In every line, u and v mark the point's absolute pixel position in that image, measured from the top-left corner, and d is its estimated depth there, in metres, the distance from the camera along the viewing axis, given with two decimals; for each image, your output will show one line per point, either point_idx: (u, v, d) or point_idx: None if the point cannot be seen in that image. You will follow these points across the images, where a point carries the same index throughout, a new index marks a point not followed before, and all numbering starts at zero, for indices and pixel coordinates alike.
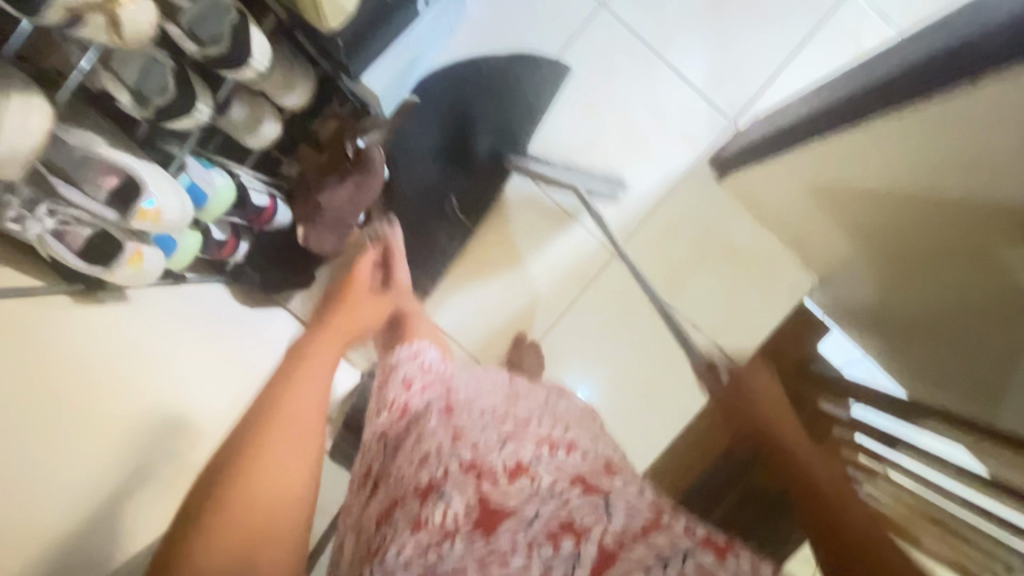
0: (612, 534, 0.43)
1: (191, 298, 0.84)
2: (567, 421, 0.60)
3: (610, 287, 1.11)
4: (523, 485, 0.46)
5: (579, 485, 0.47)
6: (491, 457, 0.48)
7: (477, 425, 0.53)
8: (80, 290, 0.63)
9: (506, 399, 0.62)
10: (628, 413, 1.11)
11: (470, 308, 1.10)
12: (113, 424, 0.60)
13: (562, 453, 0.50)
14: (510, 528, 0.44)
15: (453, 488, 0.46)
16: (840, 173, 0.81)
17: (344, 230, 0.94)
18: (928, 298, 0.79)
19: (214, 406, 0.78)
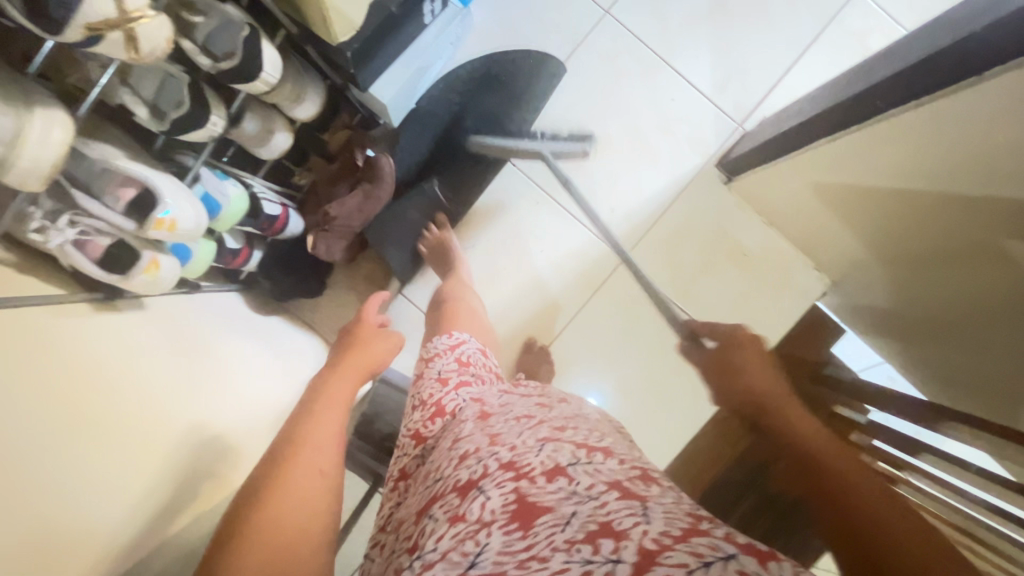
0: (652, 536, 0.38)
1: (205, 304, 0.86)
2: (601, 429, 0.59)
3: (619, 292, 1.11)
4: (561, 485, 0.44)
5: (616, 489, 0.44)
6: (530, 458, 0.47)
7: (513, 429, 0.54)
8: (101, 298, 0.65)
9: (539, 406, 0.61)
10: (639, 418, 1.10)
11: None
12: (163, 435, 0.62)
13: (599, 458, 0.48)
14: (547, 524, 0.41)
15: (493, 486, 0.45)
16: (851, 176, 0.80)
17: (353, 238, 0.95)
18: (941, 298, 0.78)
19: (242, 419, 0.78)
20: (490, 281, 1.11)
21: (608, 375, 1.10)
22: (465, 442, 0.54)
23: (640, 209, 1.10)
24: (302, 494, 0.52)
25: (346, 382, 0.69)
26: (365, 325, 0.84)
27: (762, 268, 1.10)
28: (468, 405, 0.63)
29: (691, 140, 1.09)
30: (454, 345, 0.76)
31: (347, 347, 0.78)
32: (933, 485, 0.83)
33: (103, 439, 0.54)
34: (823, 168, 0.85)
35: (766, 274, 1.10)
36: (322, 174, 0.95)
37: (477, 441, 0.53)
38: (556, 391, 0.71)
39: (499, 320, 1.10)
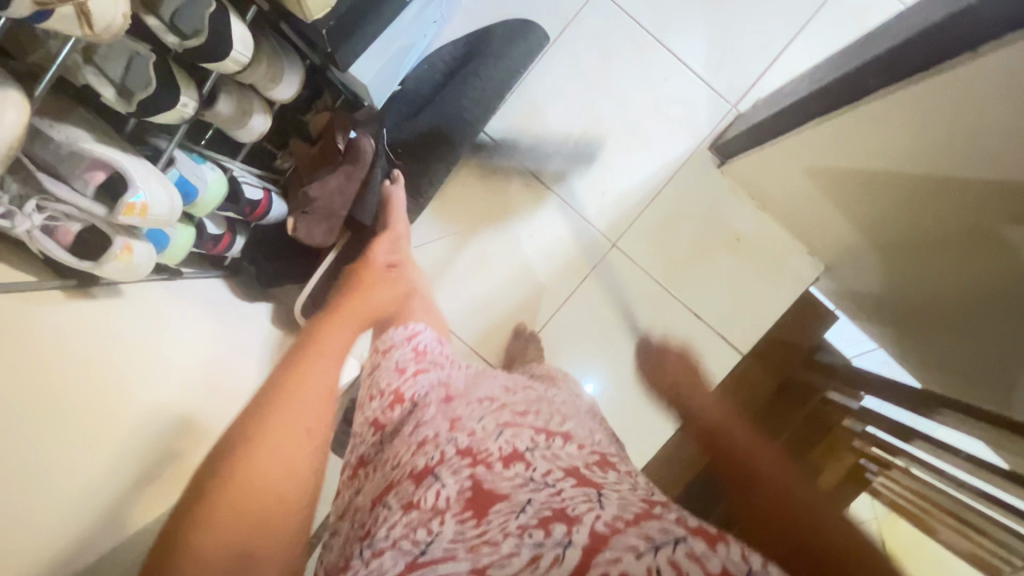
0: (605, 521, 0.39)
1: (187, 292, 0.84)
2: (565, 413, 0.60)
3: (609, 277, 1.09)
4: (518, 471, 0.46)
5: (572, 476, 0.45)
6: (488, 444, 0.49)
7: (475, 413, 0.55)
8: (74, 285, 0.64)
9: (503, 390, 0.62)
10: (629, 404, 1.10)
11: (472, 303, 1.09)
12: (125, 423, 0.61)
13: (558, 442, 0.50)
14: (501, 511, 0.42)
15: (449, 474, 0.46)
16: (845, 159, 0.78)
17: (336, 222, 0.93)
18: (933, 284, 0.77)
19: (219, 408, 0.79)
20: (463, 274, 1.09)
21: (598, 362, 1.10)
22: (426, 428, 0.55)
23: (632, 193, 1.08)
24: (280, 458, 0.50)
25: (345, 333, 0.68)
26: (371, 266, 0.89)
27: (755, 253, 1.08)
28: (433, 390, 0.62)
29: (684, 122, 1.06)
30: (412, 335, 0.74)
31: (341, 300, 0.77)
32: (925, 470, 0.83)
33: (70, 427, 0.54)
34: (815, 150, 0.82)
35: (759, 259, 1.08)
36: (302, 157, 0.91)
37: (437, 426, 0.54)
38: (523, 377, 0.71)
39: (487, 306, 1.09)
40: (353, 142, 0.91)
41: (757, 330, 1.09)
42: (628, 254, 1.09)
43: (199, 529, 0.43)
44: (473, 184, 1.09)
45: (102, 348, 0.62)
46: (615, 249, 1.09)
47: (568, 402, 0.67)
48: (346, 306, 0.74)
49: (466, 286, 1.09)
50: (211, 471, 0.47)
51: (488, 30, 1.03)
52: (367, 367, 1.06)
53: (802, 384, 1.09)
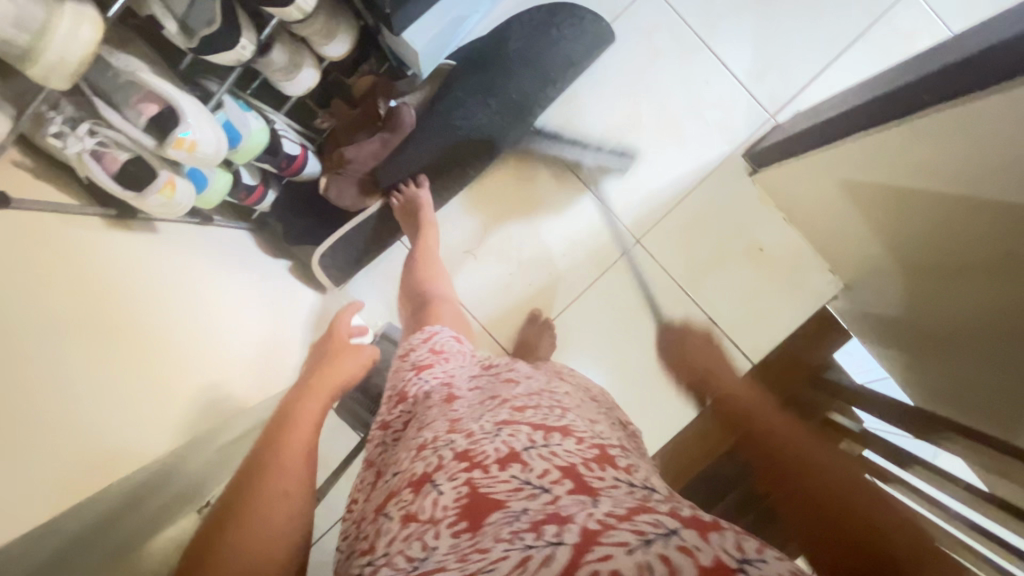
0: (597, 518, 0.39)
1: (217, 239, 0.85)
2: (565, 406, 0.60)
3: (631, 272, 1.09)
4: (513, 473, 0.46)
5: (568, 479, 0.45)
6: (485, 446, 0.49)
7: (474, 414, 0.55)
8: (114, 215, 0.65)
9: (503, 384, 0.62)
10: (635, 402, 1.10)
11: (492, 284, 1.10)
12: (177, 384, 0.62)
13: (557, 439, 0.50)
14: (495, 522, 0.42)
15: (446, 481, 0.47)
16: (887, 176, 0.77)
17: (366, 184, 0.95)
18: (952, 308, 0.77)
19: (257, 373, 0.78)
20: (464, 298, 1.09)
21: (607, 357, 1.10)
22: (426, 431, 0.56)
23: (661, 193, 1.08)
24: (262, 516, 0.49)
25: (318, 399, 0.67)
26: (337, 341, 0.84)
27: (776, 264, 1.08)
28: (435, 390, 0.64)
29: (720, 128, 1.07)
30: (429, 337, 0.76)
31: (312, 372, 0.74)
32: (915, 494, 0.83)
33: (102, 359, 0.54)
34: (856, 163, 0.82)
35: (777, 270, 1.08)
36: (342, 119, 0.92)
37: (437, 430, 0.55)
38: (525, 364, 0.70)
39: (506, 291, 1.10)
40: (394, 110, 0.91)
41: (771, 341, 1.09)
42: (651, 251, 1.08)
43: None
44: (511, 191, 1.09)
45: (146, 300, 0.62)
46: (637, 246, 1.09)
47: (572, 393, 0.67)
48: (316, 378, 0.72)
49: (485, 271, 1.10)
50: (206, 532, 0.48)
51: (577, 10, 1.01)
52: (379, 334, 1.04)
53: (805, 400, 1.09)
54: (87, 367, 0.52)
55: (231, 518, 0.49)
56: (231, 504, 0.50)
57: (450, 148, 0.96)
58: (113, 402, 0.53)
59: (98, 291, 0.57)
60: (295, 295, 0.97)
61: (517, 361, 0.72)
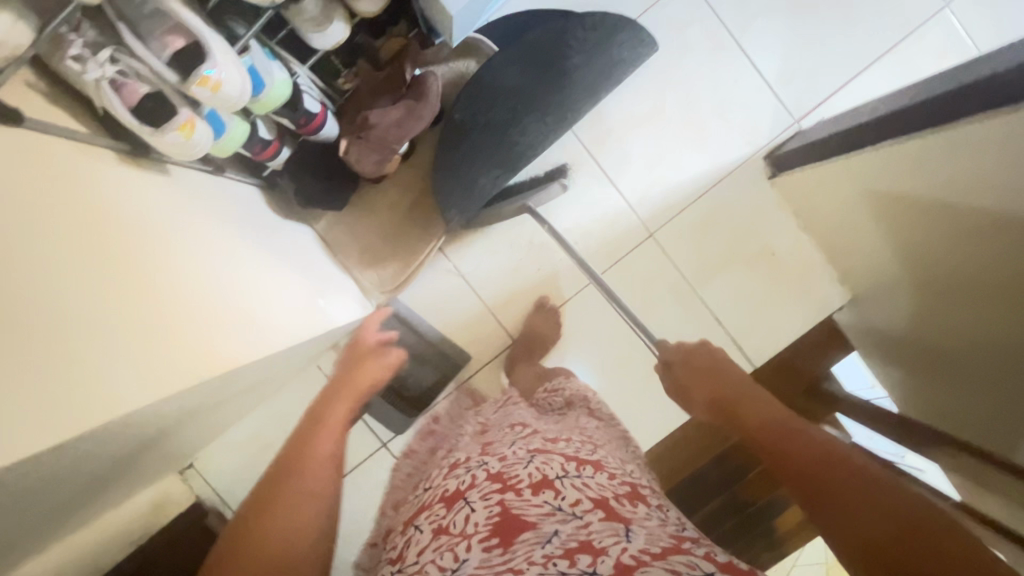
0: (631, 553, 0.45)
1: (227, 191, 0.83)
2: (595, 441, 0.67)
3: (641, 266, 1.07)
4: (546, 498, 0.52)
5: (601, 510, 0.51)
6: (519, 471, 0.55)
7: (509, 442, 0.63)
8: (127, 150, 0.63)
9: (538, 419, 0.71)
10: (633, 397, 1.09)
11: (500, 268, 1.09)
12: (174, 329, 0.59)
13: (588, 473, 0.56)
14: (526, 541, 0.47)
15: (478, 498, 0.53)
16: (904, 185, 0.77)
17: (388, 153, 0.90)
18: (959, 326, 0.77)
19: (266, 336, 0.75)
20: (463, 291, 1.09)
21: (608, 350, 1.09)
22: (461, 454, 0.65)
23: (679, 189, 1.07)
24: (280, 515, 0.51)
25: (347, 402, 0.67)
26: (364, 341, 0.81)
27: (788, 269, 1.06)
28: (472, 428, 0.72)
29: (744, 129, 1.06)
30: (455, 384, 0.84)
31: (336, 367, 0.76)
32: None
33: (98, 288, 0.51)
34: (875, 171, 0.82)
35: (789, 277, 1.06)
36: (366, 80, 0.90)
37: (470, 453, 0.64)
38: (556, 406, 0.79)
39: (519, 277, 1.09)
40: (419, 78, 0.90)
41: (775, 346, 1.08)
42: (664, 247, 1.07)
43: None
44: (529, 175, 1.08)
45: (171, 268, 0.61)
46: (650, 240, 1.07)
47: (601, 430, 0.73)
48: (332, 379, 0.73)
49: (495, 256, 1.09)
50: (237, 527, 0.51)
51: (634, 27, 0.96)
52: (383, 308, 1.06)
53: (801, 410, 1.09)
54: (83, 292, 0.50)
55: (257, 525, 0.50)
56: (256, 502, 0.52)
57: (484, 151, 0.95)
58: (106, 332, 0.51)
59: (112, 241, 0.55)
60: (302, 258, 0.95)
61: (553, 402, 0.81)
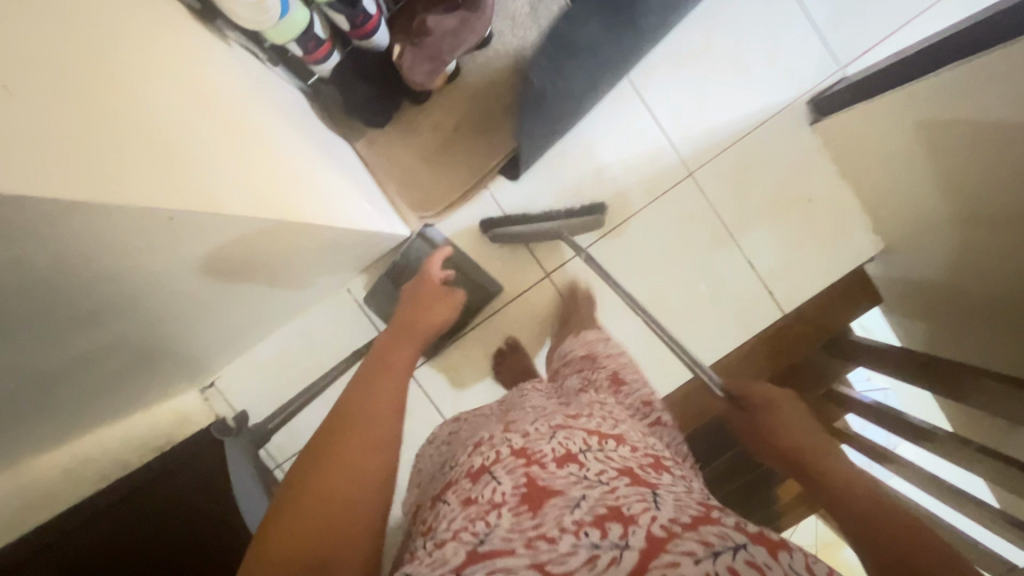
0: (662, 524, 0.41)
1: (277, 84, 0.81)
2: (619, 416, 0.63)
3: (676, 206, 1.07)
4: (571, 471, 0.49)
5: (626, 477, 0.48)
6: (542, 447, 0.52)
7: (529, 421, 0.58)
8: (197, 9, 0.64)
9: (557, 402, 0.67)
10: (658, 337, 1.09)
11: (530, 200, 1.08)
12: (220, 156, 0.56)
13: (610, 447, 0.54)
14: (556, 506, 0.44)
15: (504, 473, 0.49)
16: (945, 112, 0.77)
17: (439, 65, 0.89)
18: (994, 256, 0.77)
19: (316, 211, 0.72)
20: (500, 224, 1.08)
21: (636, 289, 1.08)
22: (486, 432, 0.60)
23: (721, 131, 1.07)
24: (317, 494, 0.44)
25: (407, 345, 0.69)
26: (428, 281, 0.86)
27: (823, 215, 1.06)
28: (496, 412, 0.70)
29: (788, 74, 1.06)
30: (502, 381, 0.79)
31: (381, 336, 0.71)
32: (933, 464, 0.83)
33: (151, 87, 0.50)
34: (918, 103, 0.82)
35: (824, 224, 1.06)
36: None
37: (494, 432, 0.59)
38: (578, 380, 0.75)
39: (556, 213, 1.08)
40: None
41: (807, 293, 1.08)
42: (702, 187, 1.07)
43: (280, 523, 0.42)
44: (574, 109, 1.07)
45: (235, 123, 0.62)
46: (688, 180, 1.07)
47: (629, 404, 0.70)
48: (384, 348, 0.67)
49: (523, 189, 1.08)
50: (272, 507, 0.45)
51: None
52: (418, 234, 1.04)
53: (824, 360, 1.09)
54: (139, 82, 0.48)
55: (314, 469, 0.46)
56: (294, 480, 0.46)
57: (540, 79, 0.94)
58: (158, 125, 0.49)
59: (163, 58, 0.53)
60: (343, 166, 0.92)
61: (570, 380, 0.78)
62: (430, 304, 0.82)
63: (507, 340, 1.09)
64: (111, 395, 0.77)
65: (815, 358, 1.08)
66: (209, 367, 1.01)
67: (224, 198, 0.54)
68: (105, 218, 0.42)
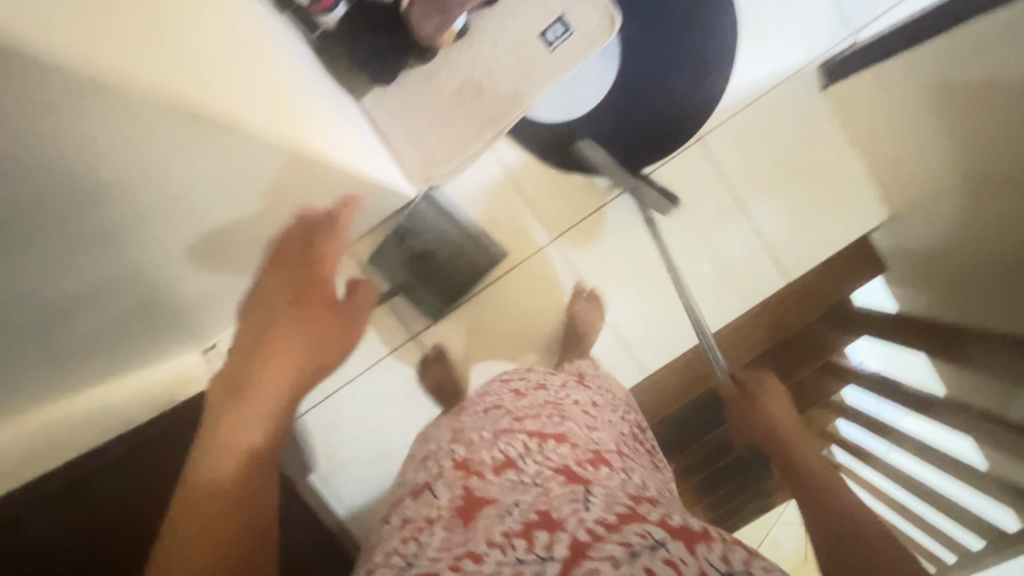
0: (586, 528, 0.47)
1: (273, 31, 0.81)
2: (564, 410, 0.76)
3: (684, 171, 1.07)
4: (506, 476, 0.61)
5: (562, 477, 0.59)
6: (483, 455, 0.65)
7: (477, 424, 0.74)
8: None
9: (511, 395, 0.79)
10: (658, 303, 1.10)
11: (536, 172, 1.07)
12: (202, 59, 0.54)
13: (551, 446, 0.65)
14: (486, 517, 0.54)
15: (443, 487, 0.62)
16: (965, 70, 0.76)
17: (445, 16, 0.87)
18: (982, 216, 0.77)
19: (302, 144, 0.69)
20: (508, 193, 1.08)
21: (636, 255, 1.09)
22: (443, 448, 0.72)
23: (732, 94, 1.05)
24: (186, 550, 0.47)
25: (278, 367, 0.61)
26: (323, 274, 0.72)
27: (831, 185, 1.06)
28: (451, 418, 0.84)
29: (798, 38, 1.04)
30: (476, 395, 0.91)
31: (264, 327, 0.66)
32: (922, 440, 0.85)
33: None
34: (940, 60, 0.81)
35: (828, 191, 1.06)
36: None
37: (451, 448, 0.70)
38: (539, 376, 0.87)
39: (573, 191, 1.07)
40: None
41: (809, 260, 1.08)
42: (710, 152, 1.06)
43: None
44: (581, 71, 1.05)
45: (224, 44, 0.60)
46: (697, 145, 1.06)
47: (579, 399, 0.83)
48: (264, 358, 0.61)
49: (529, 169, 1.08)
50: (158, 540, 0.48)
51: None
52: (423, 196, 1.03)
53: (822, 332, 1.10)
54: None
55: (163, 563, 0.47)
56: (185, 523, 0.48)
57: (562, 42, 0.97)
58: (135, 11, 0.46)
59: None
60: (350, 118, 0.92)
61: (547, 376, 0.89)
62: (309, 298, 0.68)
63: (511, 307, 1.10)
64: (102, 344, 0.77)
65: (812, 330, 1.10)
66: (208, 324, 1.01)
67: (204, 102, 0.52)
68: (45, 70, 0.38)
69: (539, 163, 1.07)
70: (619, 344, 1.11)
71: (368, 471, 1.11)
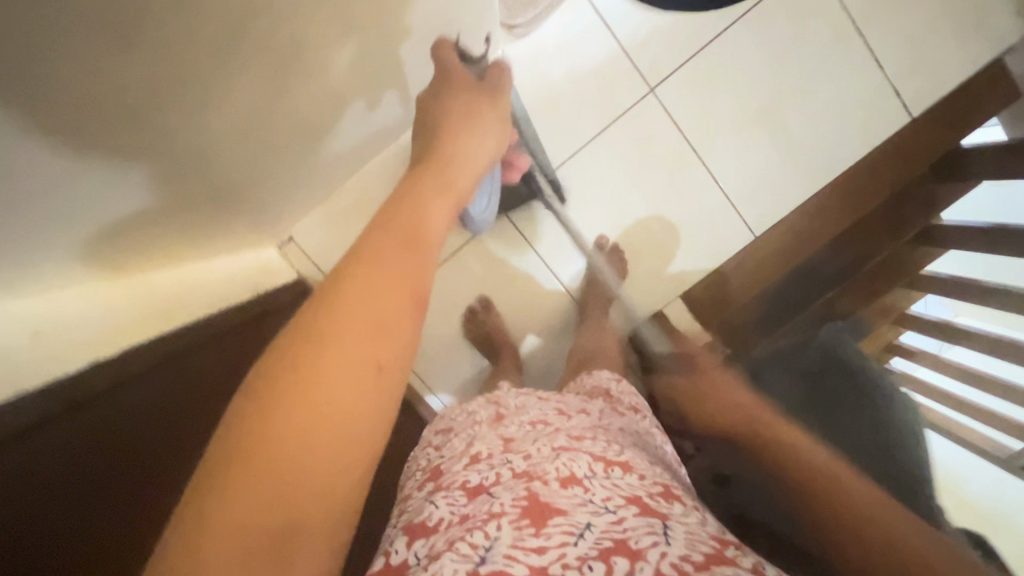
0: (671, 559, 0.40)
1: None
2: (620, 439, 0.59)
3: (796, 2, 0.96)
4: (576, 493, 0.46)
5: (635, 506, 0.45)
6: (546, 466, 0.49)
7: (529, 437, 0.56)
8: None
9: (556, 415, 0.62)
10: (767, 158, 1.01)
11: (636, 16, 0.96)
12: None
13: (619, 473, 0.49)
14: (558, 527, 0.42)
15: (504, 489, 0.47)
16: None
17: None
18: None
19: None
20: (603, 40, 0.97)
21: (743, 106, 0.99)
22: (480, 443, 0.57)
23: None
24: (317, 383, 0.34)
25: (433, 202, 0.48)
26: None
27: (956, 1, 0.95)
28: (483, 411, 0.67)
29: None
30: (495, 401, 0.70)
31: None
32: None
33: None
34: None
35: (954, 9, 0.95)
36: None
37: (490, 446, 0.56)
38: (575, 400, 0.71)
39: (671, 35, 0.97)
40: None
41: (933, 94, 0.98)
42: None
43: (243, 464, 0.31)
44: None
45: None
46: None
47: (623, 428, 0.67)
48: (438, 157, 0.54)
49: (627, 13, 0.96)
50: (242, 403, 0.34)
51: None
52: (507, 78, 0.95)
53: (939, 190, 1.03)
54: None
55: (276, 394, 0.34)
56: (268, 390, 0.34)
57: None
58: None
59: None
60: None
61: (577, 396, 0.72)
62: (491, 116, 0.62)
63: (603, 170, 1.01)
64: (203, 222, 0.72)
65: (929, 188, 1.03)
66: (286, 212, 0.94)
67: None
68: None
69: (634, 1, 0.95)
70: (727, 208, 1.03)
71: (464, 361, 1.07)
